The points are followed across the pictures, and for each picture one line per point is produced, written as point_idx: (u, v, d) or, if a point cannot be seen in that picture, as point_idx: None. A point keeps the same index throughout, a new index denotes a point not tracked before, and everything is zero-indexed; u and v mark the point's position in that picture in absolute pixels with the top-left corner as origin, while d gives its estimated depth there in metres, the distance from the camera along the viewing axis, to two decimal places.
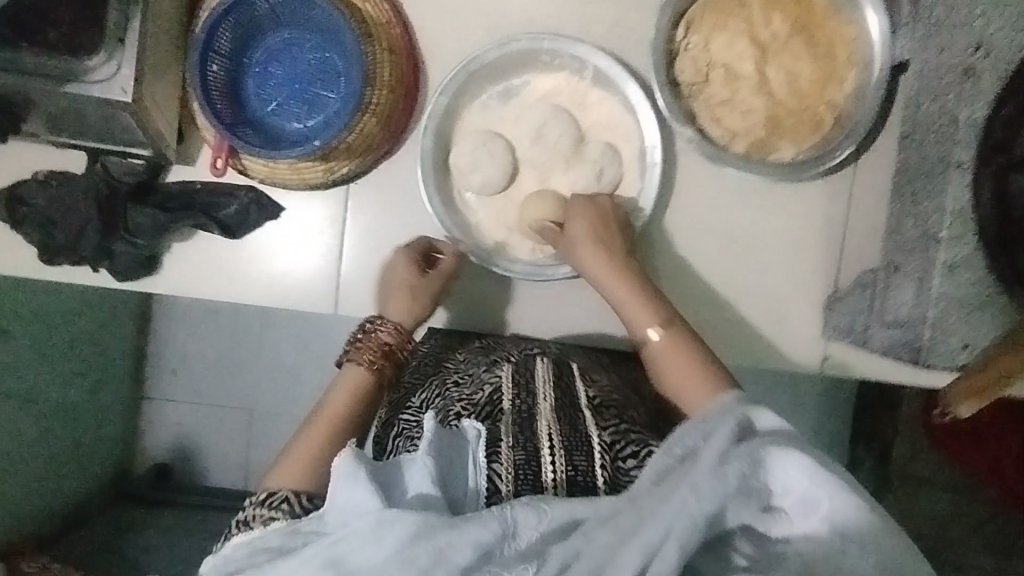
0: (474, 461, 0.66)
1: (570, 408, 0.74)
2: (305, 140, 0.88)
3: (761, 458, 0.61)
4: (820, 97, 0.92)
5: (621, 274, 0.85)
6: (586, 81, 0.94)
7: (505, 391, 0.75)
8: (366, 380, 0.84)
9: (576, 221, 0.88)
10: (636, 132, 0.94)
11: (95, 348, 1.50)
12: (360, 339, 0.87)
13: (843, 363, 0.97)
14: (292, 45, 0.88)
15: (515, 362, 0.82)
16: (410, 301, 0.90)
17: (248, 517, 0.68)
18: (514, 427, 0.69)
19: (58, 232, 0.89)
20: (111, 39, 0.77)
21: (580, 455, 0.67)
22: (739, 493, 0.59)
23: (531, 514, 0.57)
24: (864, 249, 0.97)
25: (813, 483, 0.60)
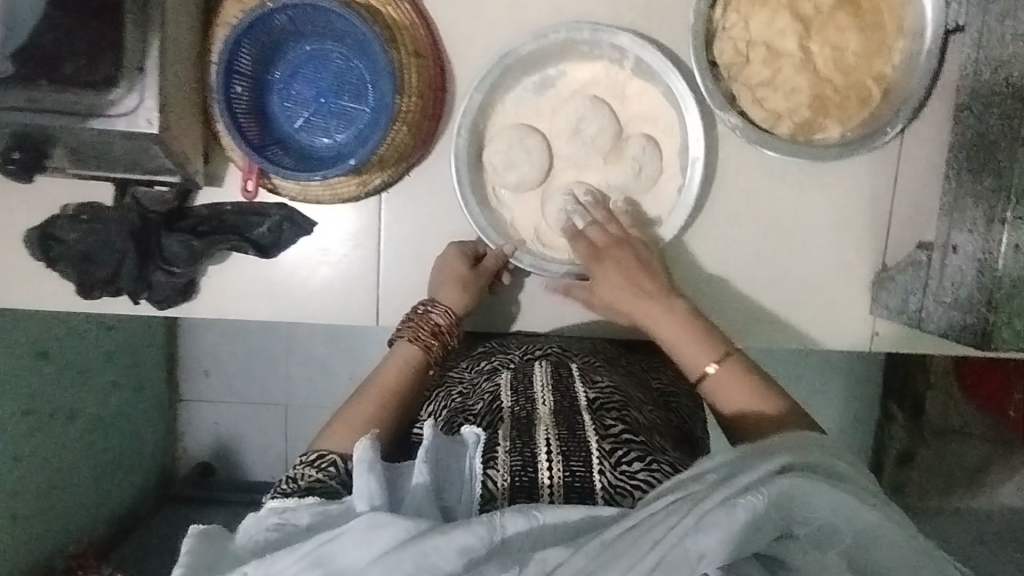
0: (472, 464, 0.66)
1: (567, 409, 0.73)
2: (338, 156, 0.85)
3: (784, 492, 0.51)
4: (868, 71, 0.87)
5: (657, 309, 0.83)
6: (626, 71, 0.91)
7: (503, 398, 0.77)
8: (416, 356, 0.86)
9: (603, 281, 0.86)
10: (678, 125, 0.91)
11: (132, 359, 1.51)
12: (414, 318, 0.88)
13: (891, 340, 0.97)
14: (314, 58, 0.84)
15: (514, 368, 0.84)
16: (461, 289, 0.89)
17: (297, 475, 0.70)
18: (511, 432, 0.69)
19: (94, 268, 0.87)
20: (130, 70, 0.75)
21: (576, 459, 0.65)
22: (750, 530, 0.50)
23: (521, 520, 0.55)
24: (913, 222, 0.94)
25: (842, 522, 0.52)
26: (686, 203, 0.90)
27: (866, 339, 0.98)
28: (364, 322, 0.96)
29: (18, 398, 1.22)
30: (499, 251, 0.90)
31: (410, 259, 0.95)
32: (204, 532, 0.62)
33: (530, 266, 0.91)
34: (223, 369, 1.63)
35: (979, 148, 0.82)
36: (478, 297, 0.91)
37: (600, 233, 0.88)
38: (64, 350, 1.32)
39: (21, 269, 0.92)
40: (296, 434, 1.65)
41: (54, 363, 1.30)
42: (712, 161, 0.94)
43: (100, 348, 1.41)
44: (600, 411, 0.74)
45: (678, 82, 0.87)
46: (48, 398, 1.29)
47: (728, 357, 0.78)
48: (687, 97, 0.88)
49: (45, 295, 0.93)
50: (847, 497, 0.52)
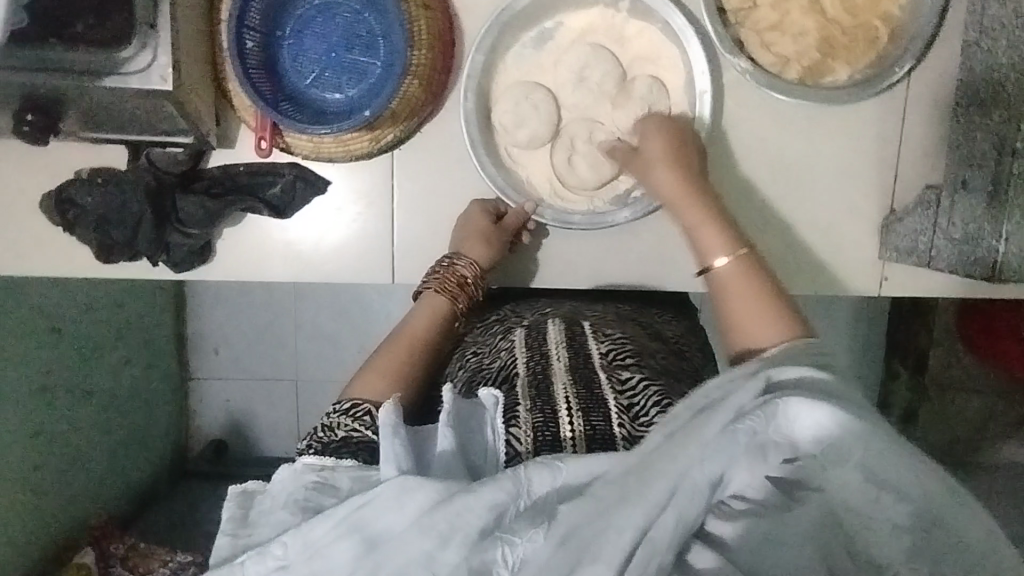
0: (492, 426, 0.68)
1: (582, 366, 0.75)
2: (349, 110, 0.85)
3: (776, 411, 0.53)
4: (875, 11, 0.88)
5: (690, 198, 0.85)
6: (622, 14, 0.90)
7: (518, 355, 0.78)
8: (444, 307, 0.87)
9: (652, 160, 0.87)
10: (680, 62, 0.91)
11: (143, 336, 1.52)
12: (440, 269, 0.89)
13: (898, 284, 0.98)
14: (324, 12, 0.84)
15: (527, 326, 0.85)
16: (486, 245, 0.89)
17: (332, 424, 0.72)
18: (531, 391, 0.71)
19: (113, 230, 0.88)
20: (142, 25, 0.74)
21: (597, 415, 0.68)
22: (751, 453, 0.52)
23: (546, 474, 0.54)
24: (922, 167, 0.95)
25: (853, 437, 0.51)
26: (699, 139, 0.92)
27: (874, 283, 0.99)
28: (379, 279, 0.97)
29: (34, 373, 1.23)
30: (520, 209, 0.91)
31: (423, 216, 0.95)
32: (243, 491, 0.64)
33: (551, 221, 0.92)
34: (233, 345, 1.63)
35: (986, 83, 0.82)
36: (500, 254, 0.91)
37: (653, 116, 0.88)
38: (76, 326, 1.32)
39: (37, 237, 0.93)
40: (307, 407, 1.66)
41: (68, 338, 1.30)
42: (719, 108, 0.94)
43: (111, 323, 1.42)
44: (615, 365, 0.76)
45: (677, 16, 0.88)
46: (63, 374, 1.30)
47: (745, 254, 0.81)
48: (686, 31, 0.89)
49: (62, 263, 0.93)
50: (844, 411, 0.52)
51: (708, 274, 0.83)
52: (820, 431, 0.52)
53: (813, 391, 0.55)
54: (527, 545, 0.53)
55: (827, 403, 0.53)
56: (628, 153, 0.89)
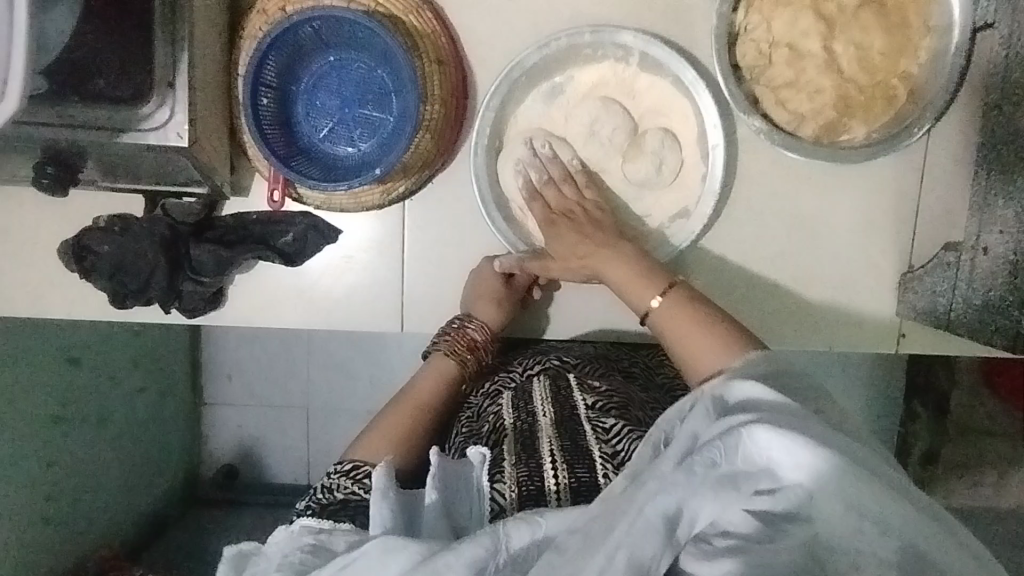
0: (479, 485, 0.67)
1: (568, 419, 0.74)
2: (362, 164, 0.86)
3: (738, 442, 0.54)
4: (892, 70, 0.87)
5: (605, 253, 0.85)
6: (633, 68, 0.90)
7: (505, 415, 0.77)
8: (451, 369, 0.87)
9: (558, 236, 0.87)
10: (692, 114, 0.91)
11: (159, 364, 1.54)
12: (451, 331, 0.89)
13: (917, 343, 0.96)
14: (338, 67, 0.86)
15: (514, 389, 0.83)
16: (498, 307, 0.90)
17: (332, 485, 0.69)
18: (516, 447, 0.70)
19: (128, 278, 0.89)
20: (161, 85, 0.76)
21: (581, 468, 0.66)
22: (717, 484, 0.53)
23: (524, 528, 0.56)
24: (939, 226, 0.94)
25: (808, 452, 0.52)
26: (713, 191, 0.90)
27: (894, 340, 0.97)
28: (388, 327, 0.97)
29: (48, 404, 1.24)
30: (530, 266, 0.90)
31: (433, 266, 0.95)
32: (238, 553, 0.62)
33: None
34: (247, 374, 1.64)
35: (1006, 147, 0.80)
36: (510, 315, 0.92)
37: (550, 185, 0.89)
38: (94, 358, 1.34)
39: (56, 282, 0.94)
40: (318, 436, 1.65)
41: (84, 369, 1.31)
42: (732, 162, 0.93)
43: (128, 353, 1.43)
44: (599, 415, 0.75)
45: (687, 71, 0.88)
46: (77, 404, 1.31)
47: (674, 289, 0.80)
48: (697, 85, 0.88)
49: (80, 306, 0.95)
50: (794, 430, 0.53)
51: (647, 320, 0.81)
52: (788, 453, 0.52)
53: (773, 417, 0.56)
54: None
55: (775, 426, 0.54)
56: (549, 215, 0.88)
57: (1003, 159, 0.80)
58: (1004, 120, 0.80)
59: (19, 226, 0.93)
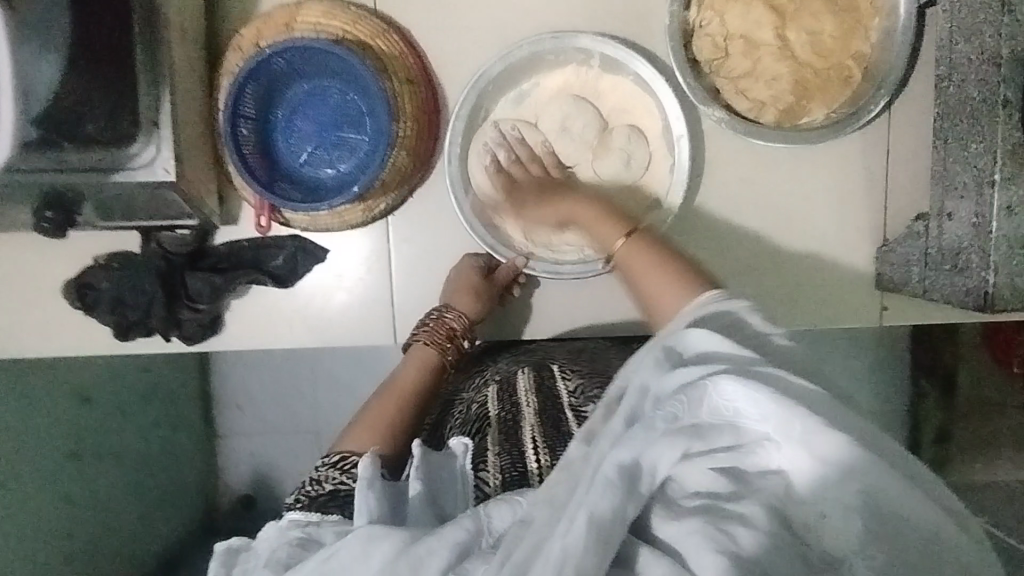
0: (462, 472, 0.70)
1: (550, 407, 0.78)
2: (342, 183, 0.91)
3: (702, 394, 0.56)
4: (846, 51, 0.90)
5: (569, 203, 0.88)
6: (595, 70, 0.94)
7: (490, 406, 0.81)
8: (433, 357, 0.89)
9: (525, 199, 0.92)
10: (656, 109, 0.94)
11: (170, 398, 1.55)
12: (430, 322, 0.92)
13: (899, 313, 0.98)
14: (312, 95, 0.90)
15: (500, 379, 0.87)
16: (475, 297, 0.92)
17: (321, 477, 0.73)
18: (499, 438, 0.73)
19: (128, 309, 0.93)
20: (146, 124, 0.80)
21: (563, 449, 0.70)
22: (677, 436, 0.55)
23: (503, 509, 0.58)
24: (907, 197, 0.96)
25: (772, 410, 0.53)
26: (681, 181, 0.93)
27: (876, 313, 0.99)
28: (381, 337, 1.00)
29: (61, 443, 1.27)
30: (511, 264, 0.94)
31: (420, 276, 0.99)
32: (228, 549, 0.65)
33: (543, 271, 0.94)
34: (257, 401, 1.66)
35: (958, 115, 0.82)
36: (489, 306, 0.94)
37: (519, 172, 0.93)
38: (104, 395, 1.37)
39: (62, 320, 0.98)
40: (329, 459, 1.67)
41: (96, 407, 1.35)
42: (700, 153, 0.96)
43: (138, 388, 1.45)
44: (582, 402, 0.79)
45: (647, 69, 0.91)
46: (91, 441, 1.34)
47: (631, 237, 0.80)
48: (657, 80, 0.91)
49: (84, 341, 0.99)
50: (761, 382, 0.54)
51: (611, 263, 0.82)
52: (752, 405, 0.54)
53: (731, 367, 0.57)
54: None
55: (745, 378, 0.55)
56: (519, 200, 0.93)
57: (957, 126, 0.83)
58: (954, 89, 0.83)
59: (24, 270, 0.97)
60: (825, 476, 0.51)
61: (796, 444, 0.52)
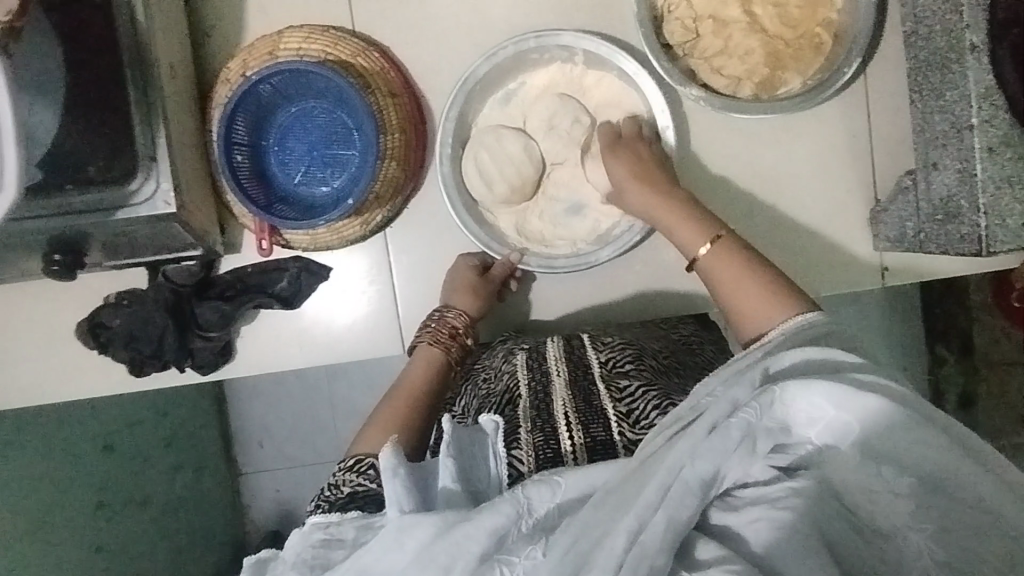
0: (494, 452, 0.70)
1: (582, 379, 0.78)
2: (337, 199, 0.93)
3: (772, 401, 0.57)
4: (813, 20, 0.92)
5: (668, 205, 0.88)
6: (579, 66, 0.96)
7: (520, 376, 0.81)
8: (436, 357, 0.91)
9: (626, 186, 0.89)
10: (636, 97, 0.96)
11: (190, 440, 1.51)
12: (432, 323, 0.94)
13: (901, 271, 0.98)
14: (300, 117, 0.94)
15: (528, 348, 0.88)
16: (474, 296, 0.94)
17: (339, 482, 0.74)
18: (531, 413, 0.74)
19: (142, 344, 0.96)
20: (144, 160, 0.83)
21: (597, 426, 0.71)
22: (745, 444, 0.56)
23: (544, 490, 0.58)
24: (893, 155, 0.97)
25: (839, 410, 0.56)
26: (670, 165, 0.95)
27: (877, 275, 0.99)
28: (391, 348, 1.01)
29: (90, 493, 1.24)
30: (506, 260, 0.95)
31: (423, 283, 1.00)
32: (257, 561, 0.65)
33: (538, 266, 0.96)
34: (279, 434, 1.63)
35: (930, 67, 0.84)
36: (488, 304, 0.96)
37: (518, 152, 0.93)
38: (127, 441, 1.34)
39: (76, 361, 1.00)
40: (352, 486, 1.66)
41: (120, 452, 1.32)
42: (684, 134, 0.98)
43: (159, 432, 1.42)
44: (615, 373, 0.79)
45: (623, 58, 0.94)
46: (118, 488, 1.30)
47: (722, 239, 0.84)
48: (640, 74, 0.94)
49: (102, 381, 1.00)
50: (836, 385, 0.57)
51: (696, 266, 0.86)
52: (816, 412, 0.57)
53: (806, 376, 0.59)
54: (526, 562, 0.54)
55: (825, 383, 0.57)
56: (524, 190, 0.94)
57: (928, 78, 0.84)
58: (921, 42, 0.85)
59: (38, 317, 1.00)
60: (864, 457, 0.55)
61: (852, 438, 0.56)
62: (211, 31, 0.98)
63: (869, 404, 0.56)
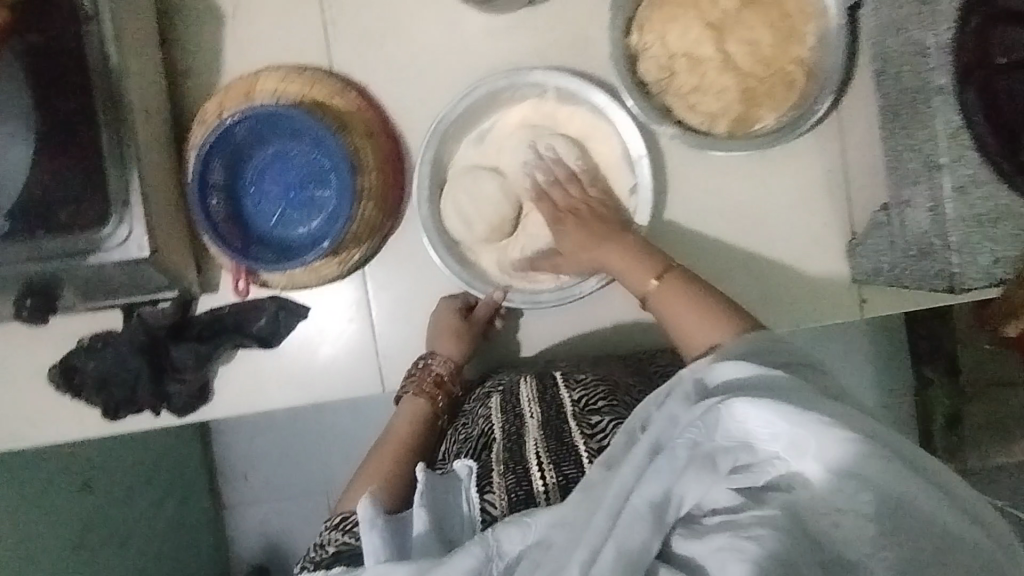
0: (468, 496, 0.71)
1: (554, 419, 0.78)
2: (314, 240, 0.93)
3: (718, 420, 0.60)
4: (786, 58, 0.93)
5: (611, 245, 0.89)
6: (551, 102, 0.97)
7: (494, 420, 0.81)
8: (423, 409, 0.91)
9: (561, 228, 0.91)
10: (611, 131, 0.97)
11: (174, 474, 1.48)
12: (416, 371, 0.94)
13: (881, 304, 0.98)
14: (276, 159, 0.94)
15: (503, 388, 0.87)
16: (458, 340, 0.93)
17: (325, 540, 0.73)
18: (504, 455, 0.74)
19: (114, 388, 0.95)
20: (117, 204, 0.82)
21: (568, 464, 0.71)
22: (697, 463, 0.59)
23: (513, 531, 0.61)
24: (869, 188, 0.98)
25: (791, 425, 0.57)
26: (646, 200, 0.94)
27: (856, 307, 0.99)
28: (371, 385, 1.00)
29: (66, 538, 1.20)
30: (490, 299, 0.94)
31: (404, 320, 0.99)
32: None
33: (522, 302, 0.95)
34: (262, 469, 1.61)
35: (901, 104, 0.84)
36: (473, 346, 0.95)
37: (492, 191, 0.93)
38: (106, 478, 1.31)
39: (52, 403, 0.99)
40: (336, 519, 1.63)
41: (99, 491, 1.28)
42: (661, 169, 0.99)
43: (141, 468, 1.39)
44: (587, 411, 0.79)
45: (596, 94, 0.94)
46: (97, 528, 1.27)
47: (668, 271, 0.85)
48: (610, 106, 0.94)
49: (78, 424, 0.99)
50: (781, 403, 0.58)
51: (645, 300, 0.86)
52: (774, 429, 0.57)
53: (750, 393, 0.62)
54: None
55: (762, 400, 0.58)
56: (503, 229, 0.94)
57: (900, 116, 0.85)
58: (893, 80, 0.85)
59: (14, 359, 0.98)
60: (847, 493, 0.54)
61: (811, 454, 0.55)
62: (189, 73, 0.98)
63: (820, 420, 0.56)
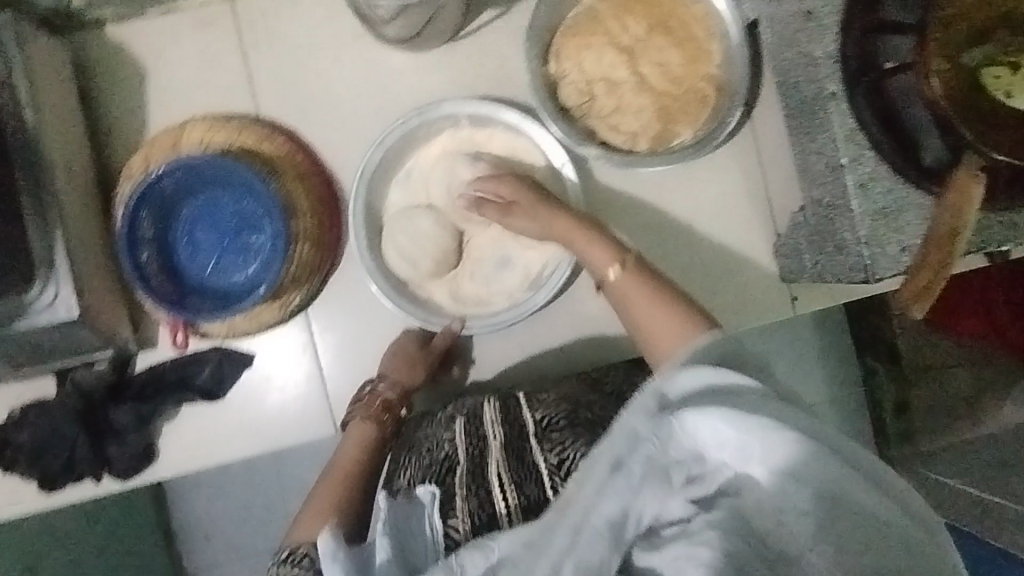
0: (430, 523, 0.73)
1: (516, 439, 0.81)
2: (252, 286, 0.93)
3: (671, 433, 0.61)
4: (695, 76, 0.98)
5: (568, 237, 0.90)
6: (466, 128, 0.99)
7: (456, 445, 0.83)
8: (370, 433, 0.93)
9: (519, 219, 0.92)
10: (534, 147, 1.00)
11: (128, 543, 1.41)
12: (364, 396, 0.94)
13: (811, 300, 1.03)
14: (207, 208, 0.94)
15: (466, 411, 0.87)
16: (412, 368, 0.94)
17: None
18: (466, 479, 0.77)
19: (51, 460, 0.92)
20: (43, 267, 0.80)
21: (530, 484, 0.75)
22: (652, 477, 0.61)
23: (477, 557, 0.62)
24: (787, 190, 1.03)
25: (741, 433, 0.58)
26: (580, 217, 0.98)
27: (788, 305, 1.04)
28: (324, 427, 0.99)
29: None
30: (448, 329, 0.95)
31: (353, 358, 0.99)
32: None
33: (481, 328, 0.96)
34: (224, 527, 1.55)
35: (802, 112, 0.90)
36: (427, 375, 0.95)
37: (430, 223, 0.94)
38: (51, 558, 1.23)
39: None
40: None
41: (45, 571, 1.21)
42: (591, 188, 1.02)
43: (92, 541, 1.32)
44: (548, 430, 0.81)
45: (509, 113, 0.97)
46: None
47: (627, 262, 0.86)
48: (521, 121, 0.98)
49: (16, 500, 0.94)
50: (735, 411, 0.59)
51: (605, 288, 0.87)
52: (727, 441, 0.59)
53: (704, 399, 0.61)
54: None
55: (720, 409, 0.59)
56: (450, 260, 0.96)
57: (803, 122, 0.91)
58: (792, 90, 0.91)
59: None
60: (785, 486, 0.56)
61: (762, 459, 0.57)
62: (113, 129, 0.98)
63: (769, 428, 0.57)
